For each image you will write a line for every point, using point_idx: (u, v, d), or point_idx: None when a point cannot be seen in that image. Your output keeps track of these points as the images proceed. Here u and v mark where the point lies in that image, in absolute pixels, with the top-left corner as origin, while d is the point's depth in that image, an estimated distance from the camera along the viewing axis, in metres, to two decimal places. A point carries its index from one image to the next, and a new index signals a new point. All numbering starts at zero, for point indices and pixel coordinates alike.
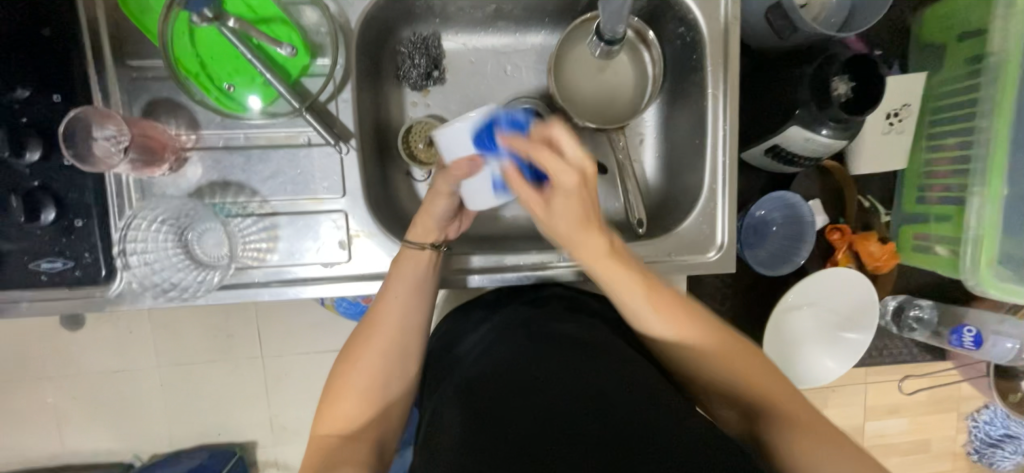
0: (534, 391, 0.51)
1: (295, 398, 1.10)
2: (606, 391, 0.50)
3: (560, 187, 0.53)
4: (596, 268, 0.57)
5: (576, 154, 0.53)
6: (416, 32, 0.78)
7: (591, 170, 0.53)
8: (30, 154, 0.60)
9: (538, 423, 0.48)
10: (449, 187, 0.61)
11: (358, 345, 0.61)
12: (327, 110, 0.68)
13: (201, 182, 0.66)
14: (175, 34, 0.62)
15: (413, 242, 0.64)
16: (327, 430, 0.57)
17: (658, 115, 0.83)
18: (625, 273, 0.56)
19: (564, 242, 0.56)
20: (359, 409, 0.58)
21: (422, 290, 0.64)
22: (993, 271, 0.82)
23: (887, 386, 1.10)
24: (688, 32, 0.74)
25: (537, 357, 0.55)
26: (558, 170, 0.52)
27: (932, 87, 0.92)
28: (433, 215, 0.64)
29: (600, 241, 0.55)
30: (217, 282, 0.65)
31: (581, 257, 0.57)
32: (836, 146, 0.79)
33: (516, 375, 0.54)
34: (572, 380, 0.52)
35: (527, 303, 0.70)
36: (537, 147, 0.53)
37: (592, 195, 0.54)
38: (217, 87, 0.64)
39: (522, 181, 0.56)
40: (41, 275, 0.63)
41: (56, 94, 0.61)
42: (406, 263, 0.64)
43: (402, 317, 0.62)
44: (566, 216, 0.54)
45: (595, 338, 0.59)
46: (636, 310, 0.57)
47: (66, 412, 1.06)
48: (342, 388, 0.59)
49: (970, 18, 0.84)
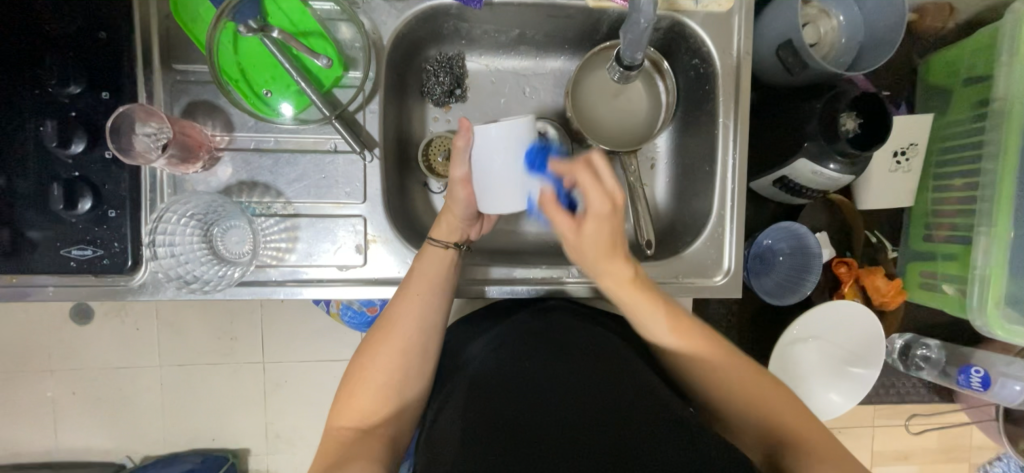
0: (551, 400, 0.53)
1: (294, 405, 1.10)
2: (616, 394, 0.54)
3: (592, 213, 0.55)
4: (620, 292, 0.61)
5: (613, 183, 0.55)
6: (442, 52, 0.82)
7: (623, 200, 0.55)
8: (75, 145, 0.64)
9: (556, 427, 0.51)
10: (464, 170, 0.62)
11: (376, 340, 0.62)
12: (355, 120, 0.71)
13: (231, 181, 0.69)
14: (220, 42, 0.66)
15: (438, 241, 0.67)
16: (345, 423, 0.58)
17: (670, 141, 0.86)
18: (643, 296, 0.60)
19: (592, 268, 0.60)
20: (378, 405, 0.59)
21: (440, 288, 0.65)
22: (1003, 313, 0.81)
23: (894, 429, 1.08)
24: (701, 64, 0.78)
25: (552, 366, 0.58)
26: (594, 198, 0.55)
27: (939, 129, 0.94)
28: (457, 216, 0.66)
29: (626, 268, 0.59)
30: (236, 278, 0.67)
31: (609, 284, 0.61)
32: (842, 180, 0.81)
33: (533, 379, 0.56)
34: (583, 388, 0.55)
35: (534, 312, 0.69)
36: (578, 169, 0.55)
37: (622, 223, 0.57)
38: (255, 94, 0.68)
39: (558, 208, 0.57)
40: (70, 261, 0.65)
41: (105, 92, 0.66)
42: (427, 261, 0.66)
43: (420, 314, 0.63)
44: (597, 242, 0.57)
45: (600, 348, 0.61)
46: (651, 326, 0.61)
47: (66, 404, 1.07)
48: (360, 382, 0.60)
49: (974, 64, 0.87)
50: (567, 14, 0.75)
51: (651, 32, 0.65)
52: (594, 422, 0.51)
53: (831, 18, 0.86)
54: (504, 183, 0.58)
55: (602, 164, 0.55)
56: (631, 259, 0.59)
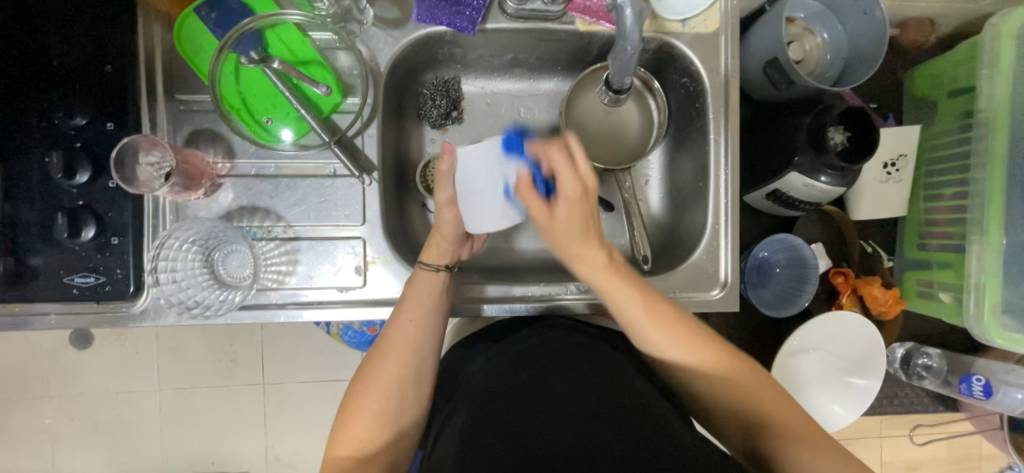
0: (545, 422, 0.53)
1: (294, 427, 1.09)
2: (614, 411, 0.54)
3: (565, 195, 0.56)
4: (595, 279, 0.59)
5: (583, 167, 0.58)
6: (438, 76, 0.84)
7: (592, 183, 0.58)
8: (80, 176, 0.66)
9: (552, 446, 0.50)
10: (448, 191, 0.64)
11: (371, 366, 0.62)
12: (354, 144, 0.72)
13: (232, 206, 0.70)
14: (222, 73, 0.68)
15: (429, 265, 0.68)
16: (341, 453, 0.59)
17: (663, 157, 0.88)
18: (617, 280, 0.58)
19: (564, 254, 0.59)
20: (374, 432, 0.59)
21: (432, 312, 0.66)
22: (998, 320, 0.82)
23: (900, 439, 1.07)
24: (691, 83, 0.80)
25: (547, 384, 0.58)
26: (566, 177, 0.57)
27: (928, 139, 0.96)
28: (447, 237, 0.67)
29: (599, 251, 0.57)
30: (237, 302, 0.67)
31: (585, 272, 0.59)
32: (833, 192, 0.83)
33: (528, 399, 0.56)
34: (580, 406, 0.55)
35: (531, 331, 0.70)
36: (552, 150, 0.58)
37: (592, 207, 0.58)
38: (256, 121, 0.70)
39: (531, 189, 0.58)
40: (72, 289, 0.66)
41: (109, 122, 0.67)
42: (421, 285, 0.67)
43: (414, 337, 0.64)
44: (569, 225, 0.56)
45: (596, 361, 0.62)
46: (625, 307, 0.59)
47: (65, 431, 1.06)
48: (355, 411, 0.60)
49: (958, 77, 0.90)
50: (558, 38, 0.77)
51: (639, 57, 0.67)
52: (593, 441, 0.51)
53: (816, 36, 0.89)
54: (485, 199, 0.62)
55: (574, 148, 0.59)
56: (603, 243, 0.58)
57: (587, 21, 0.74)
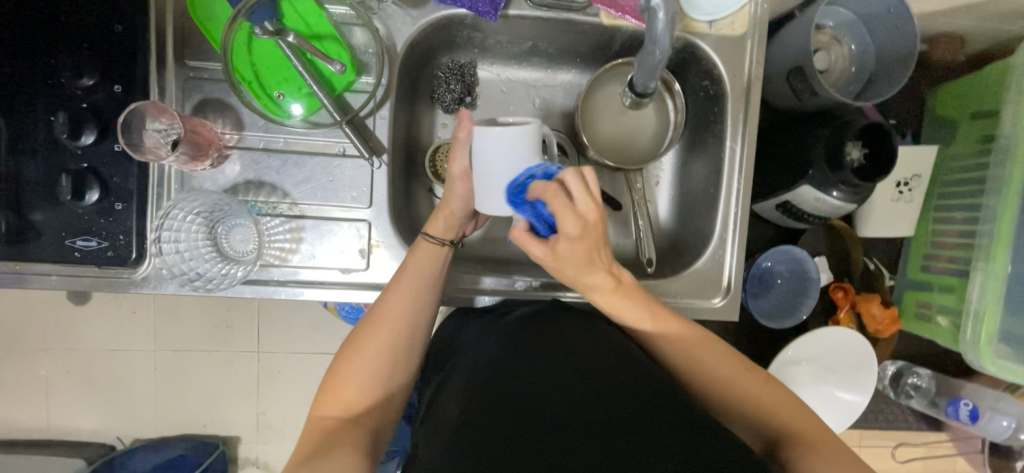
0: (542, 398, 0.53)
1: (286, 396, 1.11)
2: (609, 383, 0.54)
3: (563, 236, 0.55)
4: (603, 301, 0.62)
5: (584, 202, 0.54)
6: (454, 60, 0.82)
7: (594, 219, 0.54)
8: (85, 138, 0.65)
9: (544, 412, 0.52)
10: (464, 162, 0.65)
11: (363, 334, 0.62)
12: (365, 125, 0.71)
13: (238, 179, 0.69)
14: (235, 42, 0.66)
15: (433, 237, 0.67)
16: (328, 412, 0.59)
17: (676, 159, 0.87)
18: (627, 305, 0.61)
19: (573, 282, 0.61)
20: (362, 395, 0.60)
21: (431, 283, 0.66)
22: (994, 348, 0.82)
23: (880, 453, 1.09)
24: (711, 86, 0.78)
25: (544, 356, 0.58)
26: (565, 225, 0.54)
27: (943, 161, 0.95)
28: (455, 212, 0.68)
29: (607, 279, 0.59)
30: (240, 277, 0.67)
31: (594, 297, 0.62)
32: (845, 208, 0.82)
33: (526, 368, 0.57)
34: (574, 376, 0.55)
35: (536, 306, 0.70)
36: (551, 197, 0.53)
37: (597, 245, 0.56)
38: (267, 95, 0.69)
39: (530, 239, 0.58)
40: (74, 252, 0.66)
41: (116, 85, 0.66)
42: (422, 257, 0.66)
43: (413, 306, 0.64)
44: (573, 261, 0.57)
45: (591, 334, 0.62)
46: (637, 325, 0.63)
47: (61, 384, 1.07)
48: (346, 374, 0.60)
49: (983, 100, 0.88)
50: (581, 30, 0.75)
51: (665, 64, 0.66)
52: (588, 411, 0.51)
53: (843, 47, 0.87)
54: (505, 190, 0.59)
55: (575, 189, 0.53)
56: (613, 271, 0.60)
57: (612, 15, 0.72)
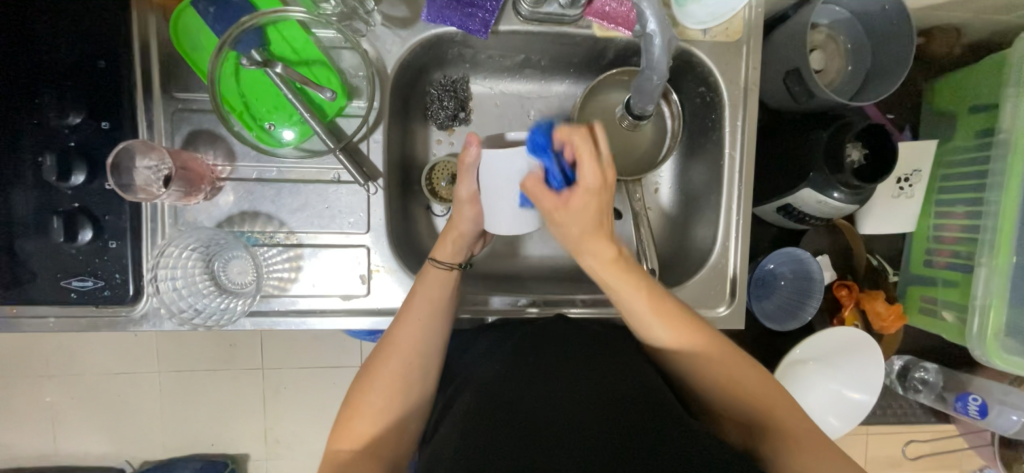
0: (552, 418, 0.53)
1: (292, 412, 1.10)
2: (625, 411, 0.53)
3: (583, 186, 0.56)
4: (601, 271, 0.59)
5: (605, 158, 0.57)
6: (446, 75, 0.81)
7: (611, 176, 0.57)
8: (76, 178, 0.64)
9: (552, 432, 0.51)
10: (471, 186, 0.62)
11: (376, 364, 0.61)
12: (359, 150, 0.70)
13: (233, 210, 0.68)
14: (222, 72, 0.65)
15: (441, 262, 0.66)
16: (341, 445, 0.58)
17: (674, 167, 0.86)
18: (626, 276, 0.58)
19: (573, 244, 0.59)
20: (375, 428, 0.58)
21: (442, 311, 0.65)
22: (1001, 343, 0.82)
23: (890, 446, 1.09)
24: (708, 92, 0.77)
25: (559, 380, 0.57)
26: (587, 167, 0.56)
27: (943, 155, 0.94)
28: (464, 234, 0.66)
29: (608, 246, 0.58)
30: (243, 310, 0.66)
31: (590, 263, 0.59)
32: (844, 209, 0.80)
33: (542, 388, 0.56)
34: (586, 400, 0.54)
35: (555, 321, 0.69)
36: (575, 138, 0.55)
37: (607, 200, 0.58)
38: (258, 125, 0.67)
39: (542, 185, 0.56)
40: (71, 293, 0.65)
41: (104, 122, 0.65)
42: (430, 284, 0.65)
43: (422, 338, 0.63)
44: (584, 216, 0.57)
45: (607, 354, 0.62)
46: (630, 302, 0.60)
47: (65, 411, 1.07)
48: (360, 408, 0.59)
49: (980, 93, 0.87)
50: (574, 41, 0.74)
51: (663, 86, 0.67)
52: (596, 434, 0.51)
53: (837, 45, 0.86)
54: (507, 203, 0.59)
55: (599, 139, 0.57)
56: (614, 238, 0.59)
57: (604, 27, 0.71)
